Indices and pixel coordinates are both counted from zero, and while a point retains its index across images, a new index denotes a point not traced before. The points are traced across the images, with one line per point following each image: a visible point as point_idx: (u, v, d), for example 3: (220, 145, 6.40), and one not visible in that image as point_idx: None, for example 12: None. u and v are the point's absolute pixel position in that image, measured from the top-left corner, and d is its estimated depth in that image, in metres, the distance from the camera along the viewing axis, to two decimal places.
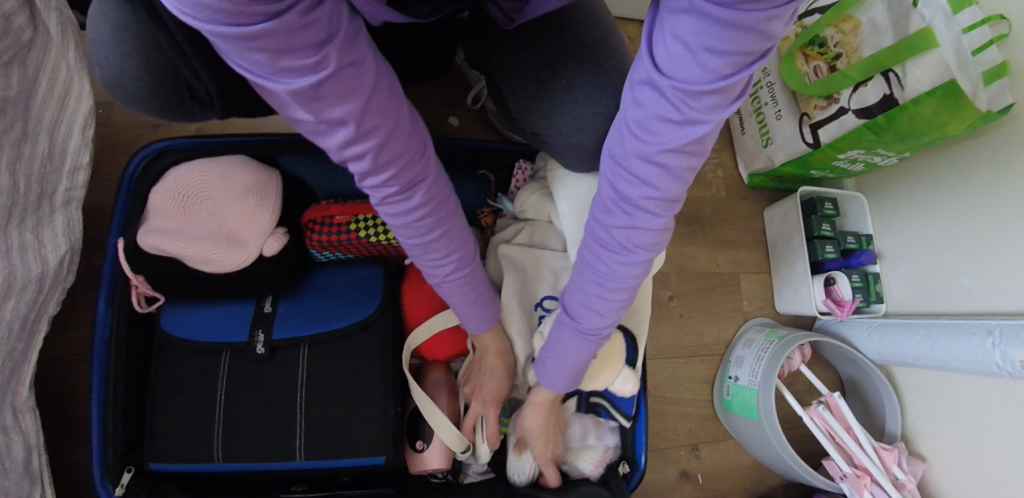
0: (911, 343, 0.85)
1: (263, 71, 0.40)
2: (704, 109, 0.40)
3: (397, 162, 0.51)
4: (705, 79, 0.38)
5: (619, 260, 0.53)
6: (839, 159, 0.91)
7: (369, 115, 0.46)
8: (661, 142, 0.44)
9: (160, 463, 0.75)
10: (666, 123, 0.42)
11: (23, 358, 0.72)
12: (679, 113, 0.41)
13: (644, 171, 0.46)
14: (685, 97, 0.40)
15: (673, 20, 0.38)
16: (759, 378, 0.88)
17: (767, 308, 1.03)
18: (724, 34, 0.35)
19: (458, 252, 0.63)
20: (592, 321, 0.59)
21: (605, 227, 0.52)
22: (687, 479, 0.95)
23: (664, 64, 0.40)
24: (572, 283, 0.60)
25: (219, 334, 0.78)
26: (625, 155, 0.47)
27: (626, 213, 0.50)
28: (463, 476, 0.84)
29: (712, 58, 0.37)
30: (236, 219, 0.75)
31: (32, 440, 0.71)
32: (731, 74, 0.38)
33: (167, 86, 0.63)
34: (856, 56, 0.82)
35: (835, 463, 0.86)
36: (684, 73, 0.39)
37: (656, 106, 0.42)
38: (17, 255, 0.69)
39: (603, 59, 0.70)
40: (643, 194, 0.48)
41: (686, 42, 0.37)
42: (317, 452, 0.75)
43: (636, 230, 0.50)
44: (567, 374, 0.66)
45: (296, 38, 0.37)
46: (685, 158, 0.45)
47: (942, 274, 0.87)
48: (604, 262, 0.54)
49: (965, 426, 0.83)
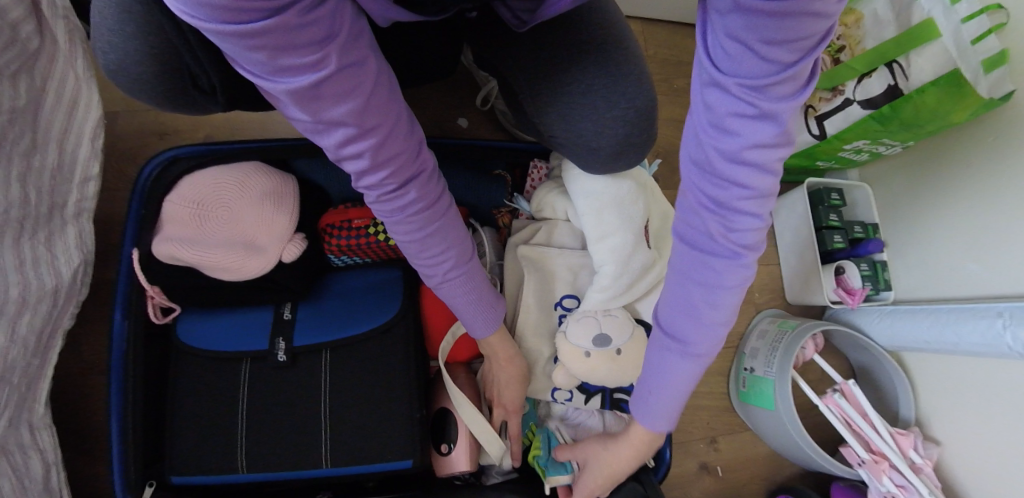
0: (921, 328, 0.87)
1: (261, 71, 0.41)
2: (778, 100, 0.39)
3: (394, 161, 0.52)
4: (767, 71, 0.37)
5: (728, 264, 0.50)
6: (843, 150, 0.93)
7: (369, 114, 0.47)
8: (743, 139, 0.42)
9: (181, 477, 0.74)
10: (741, 119, 0.41)
11: (39, 372, 0.70)
12: (753, 107, 0.40)
13: (733, 170, 0.44)
14: (754, 90, 0.39)
15: (722, 21, 0.37)
16: (775, 368, 0.89)
17: (777, 299, 1.05)
18: (776, 24, 0.34)
19: (454, 251, 0.63)
20: (698, 339, 0.57)
21: (700, 236, 0.50)
22: (707, 471, 0.96)
23: (722, 64, 0.40)
24: (665, 301, 0.58)
25: (238, 342, 0.77)
26: (708, 160, 0.45)
27: (721, 215, 0.47)
28: (486, 477, 0.84)
29: (774, 48, 0.36)
30: (252, 226, 0.75)
31: (50, 457, 0.70)
32: (796, 61, 0.37)
33: (173, 72, 0.62)
34: (858, 48, 0.85)
35: (852, 449, 0.87)
36: (747, 69, 0.38)
37: (726, 104, 0.41)
38: (30, 269, 0.68)
39: (619, 60, 0.71)
40: (739, 194, 0.45)
41: (742, 39, 0.36)
42: (344, 458, 0.74)
43: (735, 233, 0.48)
44: (668, 410, 0.64)
45: (296, 34, 0.39)
46: (774, 149, 0.42)
47: (948, 260, 0.90)
48: (707, 268, 0.51)
49: (980, 408, 0.84)
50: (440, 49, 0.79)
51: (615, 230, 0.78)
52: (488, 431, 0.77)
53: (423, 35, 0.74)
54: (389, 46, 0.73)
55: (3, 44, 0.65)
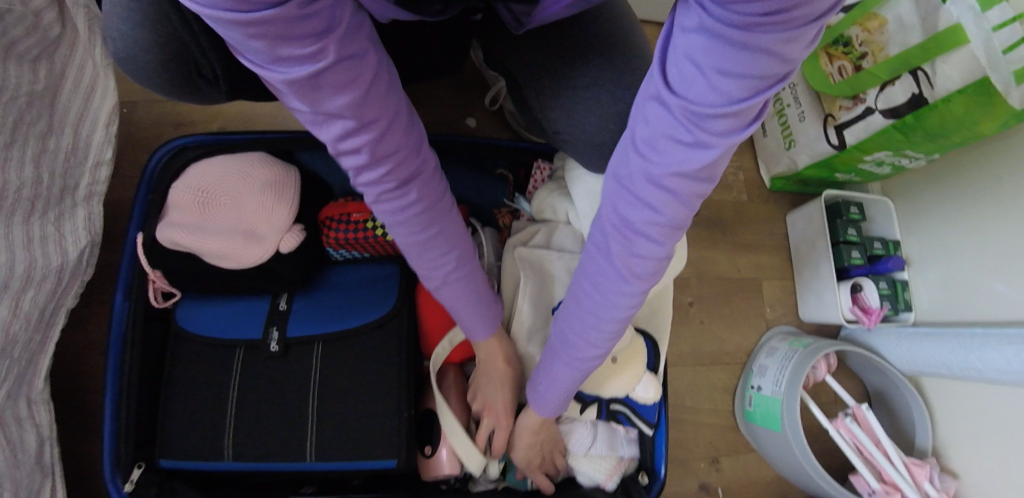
0: (944, 351, 0.81)
1: (261, 59, 0.39)
2: (717, 134, 0.38)
3: (395, 157, 0.50)
4: (715, 101, 0.36)
5: (617, 285, 0.50)
6: (864, 161, 0.89)
7: (369, 108, 0.46)
8: (670, 163, 0.41)
9: (169, 461, 0.74)
10: (674, 144, 0.40)
11: (40, 348, 0.72)
12: (689, 135, 0.38)
13: (650, 193, 0.43)
14: (697, 118, 0.37)
15: (685, 40, 0.36)
16: (783, 387, 0.85)
17: (790, 315, 1.00)
18: (739, 53, 0.33)
19: (456, 254, 0.61)
20: (585, 345, 0.57)
21: (604, 250, 0.50)
22: (707, 491, 0.92)
23: (674, 83, 0.38)
24: (568, 305, 0.57)
25: (234, 330, 0.78)
26: (631, 176, 0.44)
27: (625, 236, 0.47)
28: (472, 484, 0.82)
29: (724, 79, 0.34)
30: (252, 215, 0.75)
31: (45, 432, 0.72)
32: (747, 98, 0.35)
33: (173, 66, 0.63)
34: (881, 55, 0.79)
35: (863, 478, 0.82)
36: (695, 95, 0.37)
37: (665, 125, 0.39)
38: (37, 247, 0.70)
39: (620, 52, 0.69)
40: (647, 218, 0.45)
41: (698, 62, 0.35)
42: (329, 452, 0.73)
43: (634, 255, 0.48)
44: (556, 402, 0.65)
45: (297, 26, 0.37)
46: (696, 182, 0.41)
47: (975, 281, 0.84)
48: (602, 284, 0.51)
49: (1005, 441, 0.78)
50: (448, 45, 0.79)
51: None
52: (471, 447, 0.75)
53: (427, 34, 0.73)
54: (391, 42, 0.73)
55: (24, 30, 0.68)
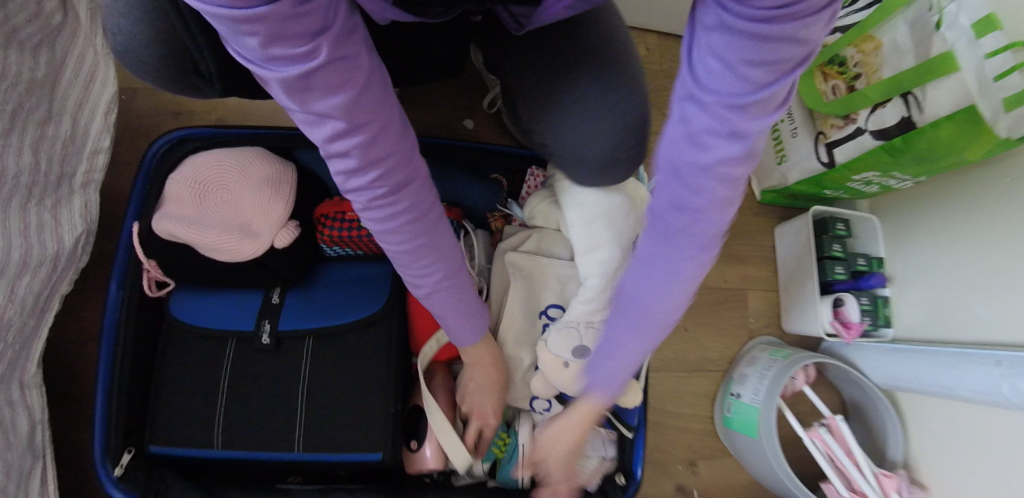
0: (920, 369, 0.84)
1: (254, 57, 0.39)
2: (752, 120, 0.37)
3: (386, 162, 0.50)
4: (743, 91, 0.35)
5: (663, 292, 0.47)
6: (853, 180, 0.91)
7: (360, 110, 0.45)
8: (711, 155, 0.39)
9: (160, 447, 0.76)
10: (714, 136, 0.38)
11: (34, 332, 0.73)
12: (727, 125, 0.37)
13: (696, 189, 0.41)
14: (731, 108, 0.36)
15: (708, 39, 0.36)
16: (762, 396, 0.87)
17: (774, 326, 1.02)
18: (761, 44, 0.33)
19: (443, 263, 0.61)
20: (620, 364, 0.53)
21: (656, 253, 0.45)
22: (683, 493, 0.94)
23: (703, 80, 0.37)
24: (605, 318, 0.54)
25: (226, 321, 0.79)
26: (673, 176, 0.42)
27: (671, 238, 0.44)
28: (454, 479, 0.85)
29: (752, 70, 0.34)
30: (247, 209, 0.76)
31: (37, 415, 0.73)
32: (772, 83, 0.35)
33: (171, 63, 0.64)
34: (874, 77, 0.81)
35: (833, 485, 0.85)
36: (726, 87, 0.36)
37: (702, 120, 0.38)
38: (34, 233, 0.71)
39: (612, 67, 0.69)
40: (695, 216, 0.42)
41: (723, 58, 0.35)
42: (317, 445, 0.75)
43: (682, 259, 0.45)
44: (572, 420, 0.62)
45: (291, 23, 0.36)
46: (739, 171, 0.40)
47: (954, 302, 0.86)
48: (647, 292, 0.47)
49: (974, 457, 0.81)
50: (448, 49, 0.80)
51: (603, 242, 0.77)
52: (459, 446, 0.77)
53: (426, 37, 0.74)
54: (390, 45, 0.74)
55: (26, 17, 0.68)
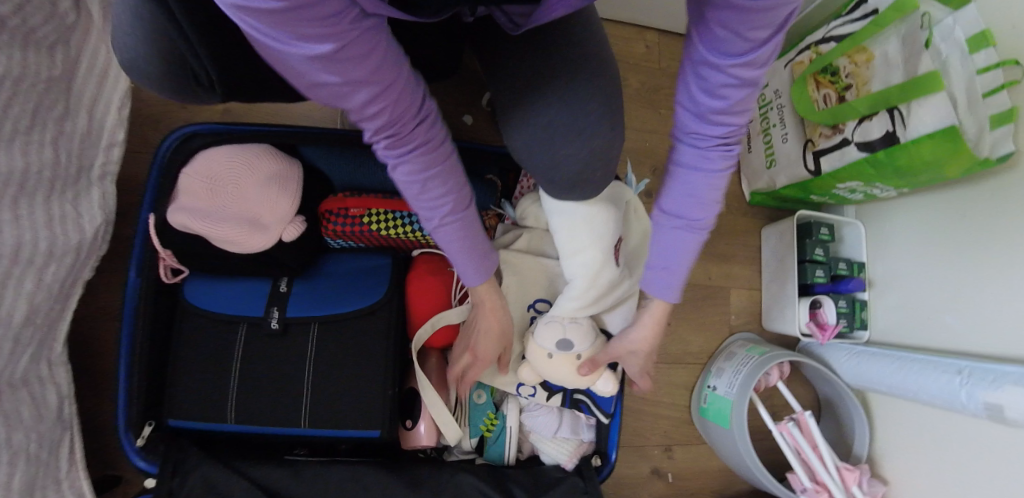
0: (887, 372, 0.88)
1: (277, 38, 0.38)
2: (756, 68, 0.48)
3: (401, 115, 0.50)
4: (748, 50, 0.45)
5: (699, 207, 0.60)
6: (838, 188, 0.93)
7: (379, 73, 0.45)
8: (728, 101, 0.51)
9: (177, 421, 0.83)
10: (728, 87, 0.49)
11: (60, 314, 0.80)
12: (737, 78, 0.48)
13: (718, 121, 0.53)
14: (738, 64, 0.47)
15: (714, 16, 0.44)
16: (735, 390, 0.93)
17: (754, 323, 1.07)
18: (759, 18, 0.42)
19: (452, 193, 0.59)
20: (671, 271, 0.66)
21: (689, 179, 0.59)
22: (659, 476, 1.01)
23: (712, 47, 0.47)
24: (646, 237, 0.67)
25: (236, 308, 0.85)
26: (697, 117, 0.54)
27: (703, 164, 0.57)
28: (446, 455, 0.92)
29: (755, 34, 0.44)
30: (257, 204, 0.81)
31: (64, 390, 0.80)
32: (767, 41, 0.45)
33: (179, 71, 0.67)
34: (864, 89, 0.83)
35: (798, 476, 0.91)
36: (731, 49, 0.46)
37: (718, 77, 0.49)
38: (58, 225, 0.76)
39: (592, 75, 0.70)
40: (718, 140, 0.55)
41: (731, 30, 0.44)
42: (321, 422, 0.82)
43: (711, 178, 0.58)
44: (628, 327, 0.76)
45: (315, 10, 0.36)
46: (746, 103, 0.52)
47: (926, 308, 0.90)
48: (687, 208, 0.61)
49: (931, 455, 0.86)
50: (445, 52, 0.82)
51: (584, 247, 0.81)
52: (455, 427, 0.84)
53: (422, 43, 0.76)
54: None
55: (42, 19, 0.72)
